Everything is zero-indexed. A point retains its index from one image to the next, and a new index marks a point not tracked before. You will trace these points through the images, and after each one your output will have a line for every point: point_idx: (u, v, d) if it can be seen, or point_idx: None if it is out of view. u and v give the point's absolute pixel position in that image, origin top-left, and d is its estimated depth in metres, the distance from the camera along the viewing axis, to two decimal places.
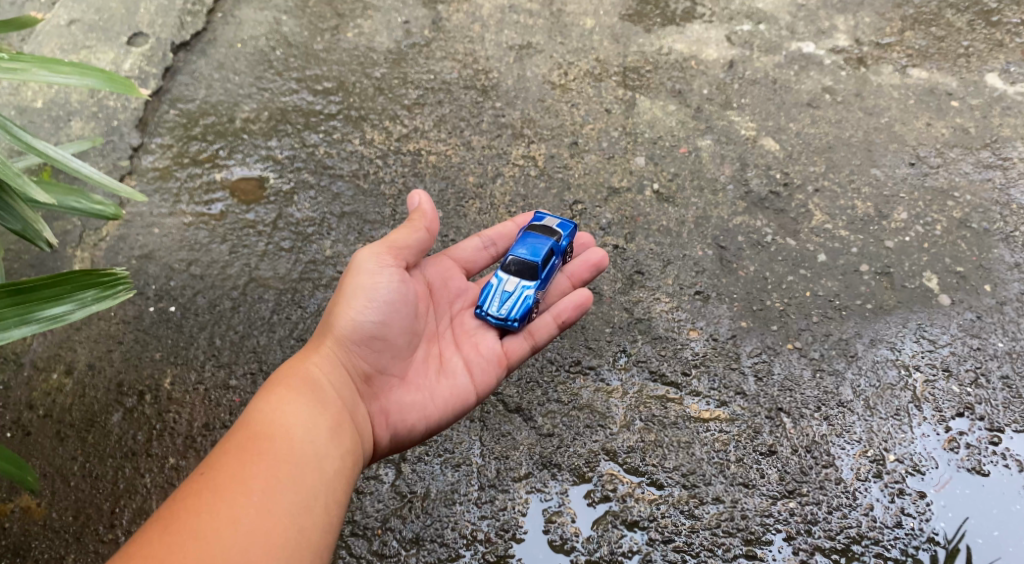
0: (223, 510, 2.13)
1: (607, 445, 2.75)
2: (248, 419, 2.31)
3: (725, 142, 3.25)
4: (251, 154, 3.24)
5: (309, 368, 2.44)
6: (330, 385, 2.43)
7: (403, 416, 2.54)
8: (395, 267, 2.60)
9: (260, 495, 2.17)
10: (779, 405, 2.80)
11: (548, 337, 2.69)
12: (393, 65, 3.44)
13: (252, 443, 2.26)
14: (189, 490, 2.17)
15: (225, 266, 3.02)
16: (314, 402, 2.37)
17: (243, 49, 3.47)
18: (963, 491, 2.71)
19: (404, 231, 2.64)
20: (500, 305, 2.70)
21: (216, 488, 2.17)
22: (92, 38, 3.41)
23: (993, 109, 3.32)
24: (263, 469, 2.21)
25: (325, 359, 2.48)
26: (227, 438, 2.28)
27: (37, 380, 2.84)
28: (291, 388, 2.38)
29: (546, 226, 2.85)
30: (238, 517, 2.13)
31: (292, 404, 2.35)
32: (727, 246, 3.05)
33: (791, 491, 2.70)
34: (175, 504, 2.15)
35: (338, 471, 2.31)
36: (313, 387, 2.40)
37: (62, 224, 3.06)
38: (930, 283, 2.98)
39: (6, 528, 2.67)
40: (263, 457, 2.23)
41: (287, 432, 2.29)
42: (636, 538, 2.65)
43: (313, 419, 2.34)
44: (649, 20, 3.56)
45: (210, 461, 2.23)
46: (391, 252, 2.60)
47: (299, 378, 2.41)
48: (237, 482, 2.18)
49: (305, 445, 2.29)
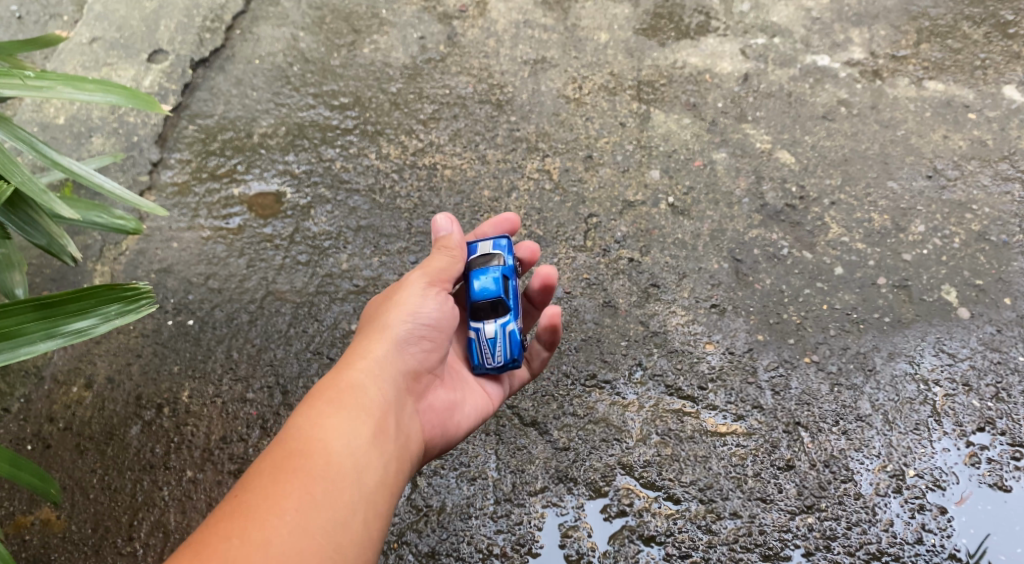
0: (254, 535, 2.13)
1: (624, 459, 2.74)
2: (289, 434, 2.30)
3: (740, 155, 3.25)
4: (269, 169, 3.26)
5: (356, 375, 2.41)
6: (378, 389, 2.41)
7: (446, 422, 2.56)
8: (439, 282, 2.59)
9: (293, 516, 2.17)
10: (796, 419, 2.79)
11: (539, 359, 2.79)
12: (410, 80, 3.47)
13: (288, 460, 2.25)
14: (225, 512, 2.17)
15: (242, 280, 3.04)
16: (363, 413, 2.36)
17: (262, 65, 3.51)
18: (985, 507, 2.68)
19: (447, 257, 2.63)
20: (493, 354, 2.65)
21: (249, 511, 2.16)
22: (113, 56, 3.47)
23: (1011, 121, 3.30)
24: (297, 489, 2.21)
25: (373, 365, 2.44)
26: (262, 457, 2.27)
27: (57, 394, 2.86)
28: (335, 399, 2.36)
29: (483, 254, 2.72)
30: (271, 541, 2.13)
31: (338, 415, 2.34)
32: (742, 258, 3.04)
33: (809, 507, 2.67)
34: (208, 526, 2.15)
35: (377, 485, 2.30)
36: (360, 396, 2.38)
37: (83, 238, 3.10)
38: (949, 296, 2.96)
39: (25, 540, 2.68)
40: (301, 476, 2.23)
41: (328, 447, 2.28)
42: (652, 553, 2.64)
43: (357, 432, 2.33)
44: (663, 34, 3.57)
45: (244, 483, 2.22)
46: (438, 274, 2.59)
47: (344, 388, 2.39)
48: (270, 503, 2.18)
49: (344, 460, 2.28)
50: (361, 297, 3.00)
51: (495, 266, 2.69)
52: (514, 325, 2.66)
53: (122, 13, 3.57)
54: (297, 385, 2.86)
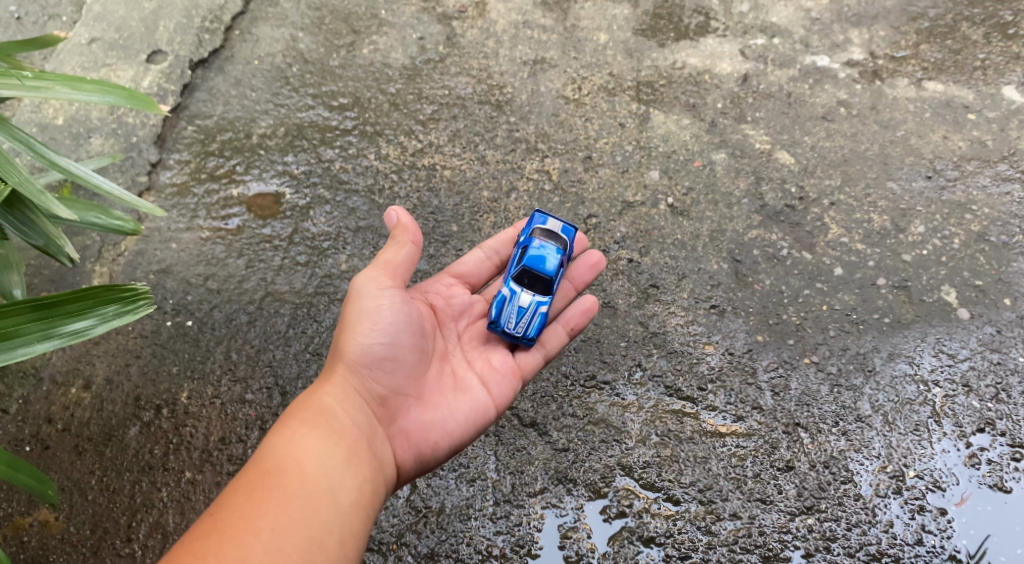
0: (231, 553, 2.15)
1: (623, 460, 2.74)
2: (262, 454, 2.33)
3: (740, 156, 3.25)
4: (268, 169, 3.26)
5: (324, 398, 2.44)
6: (345, 411, 2.44)
7: (426, 435, 2.54)
8: (394, 286, 2.58)
9: (268, 534, 2.19)
10: (796, 420, 2.78)
11: (560, 347, 2.76)
12: (409, 81, 3.46)
13: (262, 479, 2.27)
14: (202, 530, 2.19)
15: (241, 281, 3.04)
16: (332, 433, 2.38)
17: (261, 65, 3.51)
18: (985, 508, 2.68)
19: (394, 248, 2.60)
20: (516, 323, 2.70)
21: (225, 530, 2.18)
22: (112, 56, 3.46)
23: (1010, 121, 3.30)
24: (272, 508, 2.23)
25: (339, 388, 2.47)
26: (238, 477, 2.29)
27: (56, 395, 2.86)
28: (306, 421, 2.39)
29: (549, 230, 2.83)
30: (247, 558, 2.15)
31: (309, 436, 2.36)
32: (742, 259, 3.04)
33: (809, 508, 2.67)
34: (187, 544, 2.17)
35: (354, 502, 2.32)
36: (329, 418, 2.41)
37: (82, 239, 3.09)
38: (949, 296, 2.96)
39: (24, 541, 2.68)
40: (276, 495, 2.25)
41: (301, 467, 2.30)
42: (652, 554, 2.63)
43: (328, 451, 2.35)
44: (662, 34, 3.57)
45: (220, 501, 2.24)
46: (385, 271, 2.58)
47: (313, 410, 2.41)
48: (247, 521, 2.20)
49: (318, 478, 2.30)
50: None
51: (552, 247, 2.80)
52: (547, 307, 2.73)
53: (121, 14, 3.57)
54: (296, 386, 2.86)
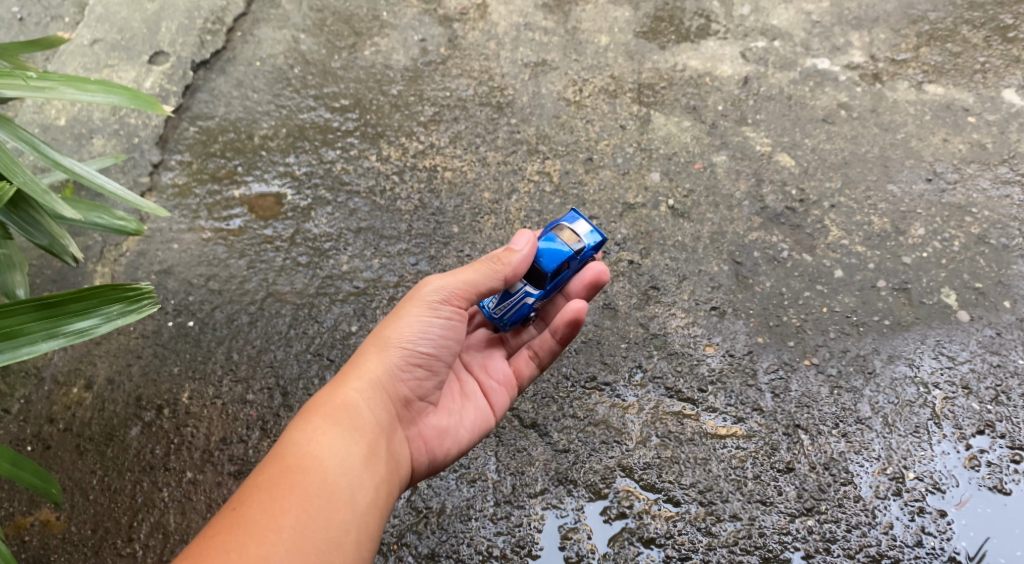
0: (252, 549, 2.17)
1: (624, 461, 2.74)
2: (282, 450, 2.33)
3: (740, 158, 3.25)
4: (269, 170, 3.27)
5: (352, 395, 2.43)
6: (371, 410, 2.44)
7: (439, 441, 2.57)
8: (455, 306, 2.56)
9: (289, 533, 2.21)
10: (796, 421, 2.79)
11: (550, 353, 2.70)
12: (410, 82, 3.47)
13: (284, 477, 2.28)
14: (222, 526, 2.21)
15: (242, 282, 3.05)
16: (357, 432, 2.39)
17: (262, 67, 3.52)
18: (984, 510, 2.68)
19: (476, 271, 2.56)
20: (497, 306, 2.70)
21: (246, 526, 2.20)
22: (114, 57, 3.47)
23: (1010, 124, 3.31)
24: (292, 505, 2.24)
25: (369, 386, 2.46)
26: (259, 472, 2.30)
27: (57, 394, 2.86)
28: (331, 419, 2.39)
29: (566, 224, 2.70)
30: (268, 557, 2.17)
31: (333, 434, 2.36)
32: (742, 261, 3.04)
33: (808, 509, 2.68)
34: (208, 539, 2.19)
35: (371, 503, 2.34)
36: (355, 417, 2.41)
37: (84, 240, 3.10)
38: (949, 298, 2.97)
39: (25, 541, 2.68)
40: (297, 492, 2.26)
41: (323, 465, 2.31)
42: (652, 555, 2.64)
43: (351, 451, 2.36)
44: (663, 37, 3.57)
45: (242, 496, 2.25)
46: (459, 293, 2.55)
47: (339, 408, 2.41)
48: (269, 519, 2.22)
49: (339, 477, 2.31)
50: (361, 299, 3.00)
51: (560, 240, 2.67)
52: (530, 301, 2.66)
53: (123, 15, 3.58)
54: (297, 387, 2.87)
